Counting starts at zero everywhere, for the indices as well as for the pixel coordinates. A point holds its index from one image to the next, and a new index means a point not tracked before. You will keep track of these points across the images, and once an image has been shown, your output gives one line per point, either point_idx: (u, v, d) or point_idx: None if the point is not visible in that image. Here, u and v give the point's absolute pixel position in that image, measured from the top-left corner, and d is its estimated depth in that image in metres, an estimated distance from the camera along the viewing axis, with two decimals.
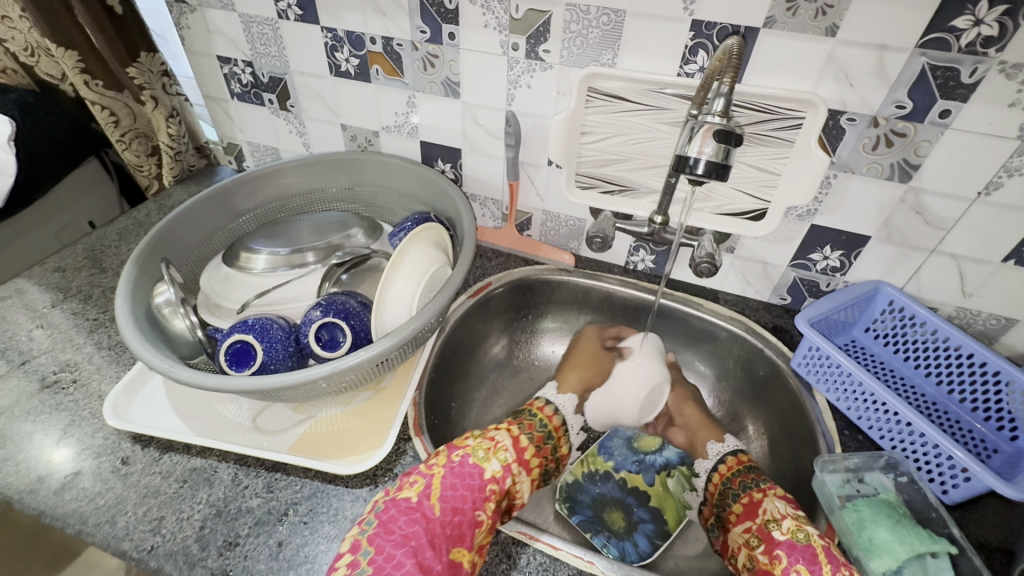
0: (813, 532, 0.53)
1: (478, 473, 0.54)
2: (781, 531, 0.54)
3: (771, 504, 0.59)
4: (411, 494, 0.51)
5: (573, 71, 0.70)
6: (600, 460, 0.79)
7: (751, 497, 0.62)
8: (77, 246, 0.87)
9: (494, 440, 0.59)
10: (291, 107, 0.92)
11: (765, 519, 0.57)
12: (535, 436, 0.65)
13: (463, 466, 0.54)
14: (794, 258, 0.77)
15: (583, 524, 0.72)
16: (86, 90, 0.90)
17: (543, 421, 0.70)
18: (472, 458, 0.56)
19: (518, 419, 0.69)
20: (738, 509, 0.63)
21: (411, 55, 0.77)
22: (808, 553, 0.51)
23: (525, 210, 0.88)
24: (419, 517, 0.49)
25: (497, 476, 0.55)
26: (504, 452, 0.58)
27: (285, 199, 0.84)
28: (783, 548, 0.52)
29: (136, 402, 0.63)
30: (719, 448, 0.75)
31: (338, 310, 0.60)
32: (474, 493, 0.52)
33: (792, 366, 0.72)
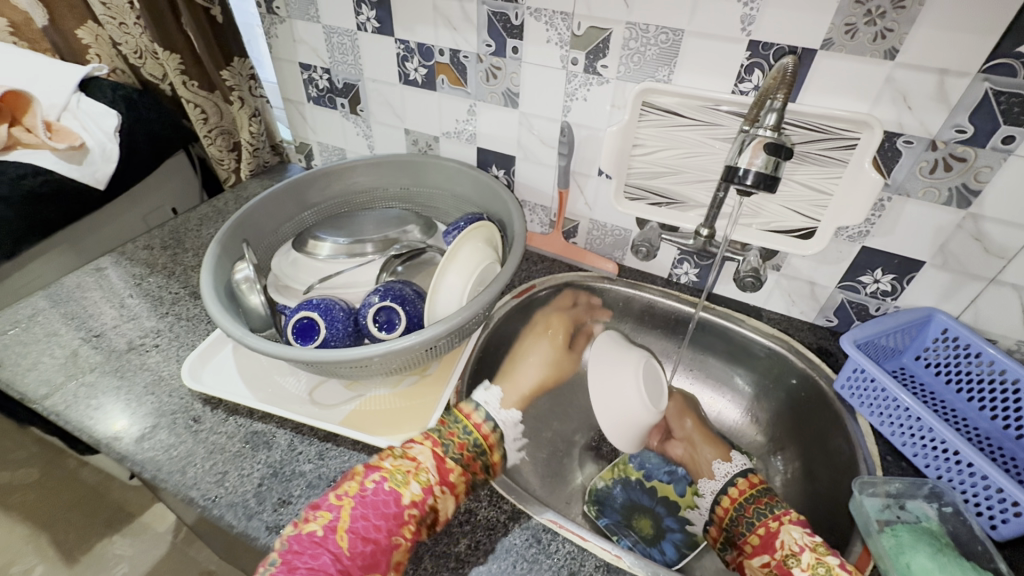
0: (833, 564, 0.52)
1: (394, 499, 0.52)
2: (800, 567, 0.53)
3: (788, 535, 0.57)
4: (317, 527, 0.49)
5: (629, 86, 0.73)
6: (632, 467, 0.82)
7: (768, 528, 0.60)
8: (164, 228, 0.97)
9: (413, 462, 0.57)
10: (360, 111, 1.00)
11: (784, 554, 0.56)
12: (458, 449, 0.61)
13: (376, 495, 0.52)
14: (842, 280, 0.76)
15: (608, 527, 0.74)
16: (183, 90, 1.00)
17: (469, 430, 0.64)
18: (388, 484, 0.54)
19: (440, 432, 0.63)
20: (753, 539, 0.61)
21: (475, 66, 0.82)
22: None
23: (572, 218, 0.91)
24: (325, 552, 0.47)
25: (416, 499, 0.53)
26: (426, 474, 0.56)
27: (350, 195, 0.91)
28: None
29: (209, 367, 0.70)
30: (727, 468, 0.74)
31: (395, 296, 0.64)
32: (389, 521, 0.51)
33: (835, 389, 0.72)
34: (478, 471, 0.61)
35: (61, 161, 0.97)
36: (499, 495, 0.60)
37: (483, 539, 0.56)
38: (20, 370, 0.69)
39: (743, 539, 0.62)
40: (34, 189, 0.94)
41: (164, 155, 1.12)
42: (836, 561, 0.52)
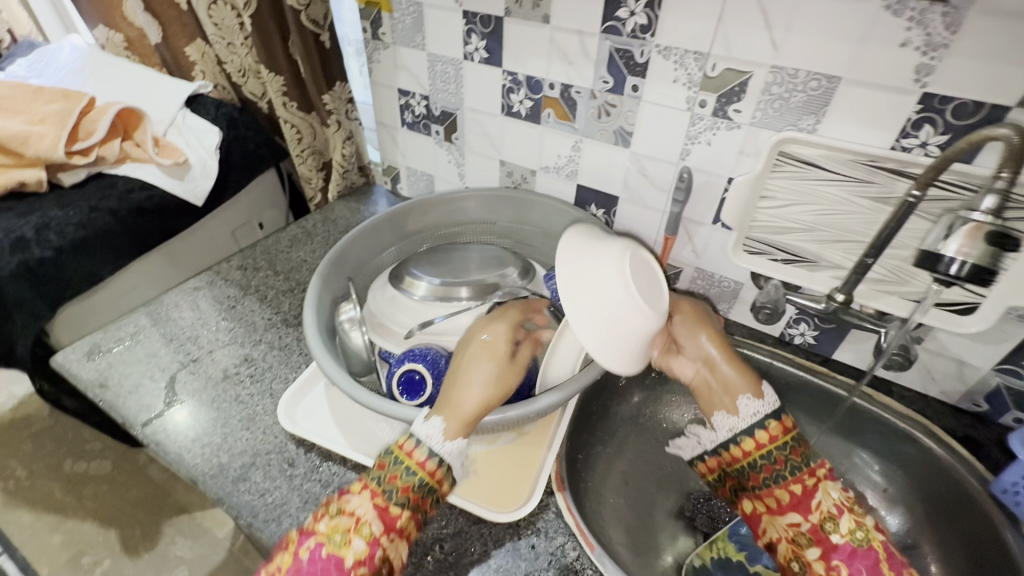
0: (868, 529, 0.53)
1: (333, 563, 0.45)
2: (840, 533, 0.52)
3: (825, 497, 0.54)
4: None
5: (763, 133, 0.66)
6: (732, 547, 0.70)
7: (803, 486, 0.55)
8: (257, 248, 0.97)
9: (352, 515, 0.48)
10: (455, 139, 0.97)
11: (822, 518, 0.53)
12: (406, 493, 0.50)
13: (311, 566, 0.45)
14: (1000, 362, 0.66)
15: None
16: (282, 110, 1.01)
17: (410, 470, 0.51)
18: (325, 548, 0.46)
19: (376, 473, 0.51)
20: (779, 493, 0.56)
21: (587, 103, 0.78)
22: (871, 562, 0.51)
23: (676, 265, 0.85)
24: None
25: (361, 558, 0.46)
26: (368, 527, 0.47)
27: (452, 223, 0.90)
28: (848, 559, 0.51)
29: (303, 405, 0.69)
30: (755, 406, 0.59)
31: None
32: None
33: (993, 492, 0.61)
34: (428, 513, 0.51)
35: (165, 176, 1.00)
36: None
37: None
38: (122, 393, 0.70)
39: (765, 493, 0.56)
40: (141, 204, 0.97)
41: (258, 172, 1.14)
42: (870, 524, 0.53)
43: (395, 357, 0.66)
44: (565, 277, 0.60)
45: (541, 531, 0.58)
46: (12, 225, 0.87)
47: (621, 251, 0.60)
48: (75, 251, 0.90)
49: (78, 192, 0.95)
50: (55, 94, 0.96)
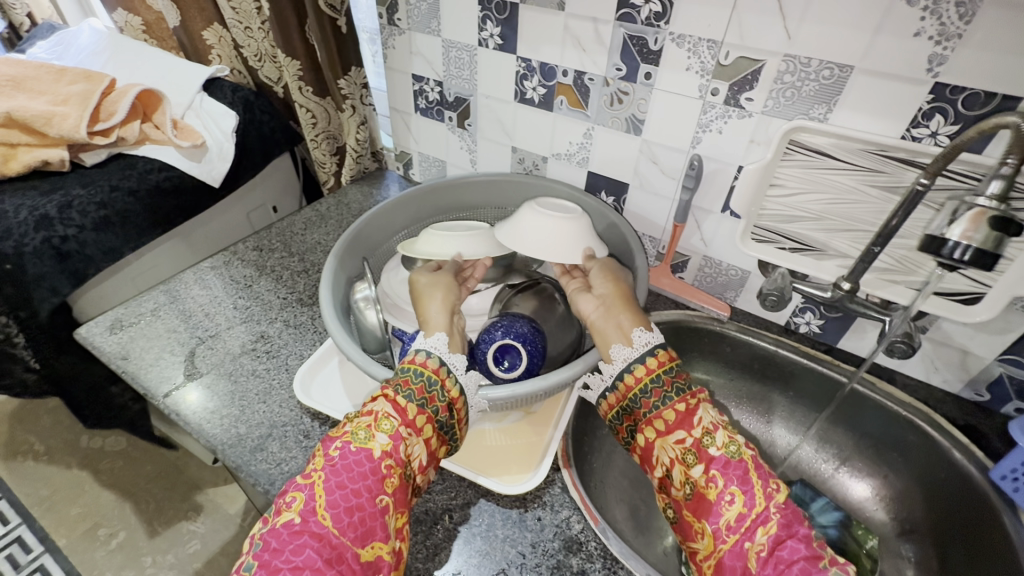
0: (742, 444, 0.51)
1: (365, 455, 0.46)
2: (716, 445, 0.50)
3: (704, 414, 0.53)
4: (293, 514, 0.43)
5: (775, 121, 0.67)
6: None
7: (687, 405, 0.53)
8: (272, 229, 0.99)
9: (371, 413, 0.50)
10: (467, 125, 0.98)
11: (700, 434, 0.51)
12: (416, 389, 0.52)
13: (343, 460, 0.46)
14: (1004, 352, 0.67)
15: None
16: (298, 95, 1.03)
17: (419, 372, 0.53)
18: (353, 445, 0.47)
19: (387, 383, 0.53)
20: (666, 415, 0.54)
21: (600, 90, 0.79)
22: (742, 470, 0.49)
23: (684, 253, 0.86)
24: (308, 539, 0.41)
25: (388, 450, 0.47)
26: (388, 421, 0.49)
27: (461, 207, 0.91)
28: (723, 469, 0.49)
29: (318, 380, 0.71)
30: (648, 337, 0.59)
31: (517, 334, 0.64)
32: (369, 478, 0.45)
33: (992, 478, 0.62)
34: (439, 410, 0.53)
35: (184, 158, 1.02)
36: (614, 557, 0.55)
37: None
38: (144, 365, 0.72)
39: (653, 416, 0.54)
40: (159, 184, 0.99)
41: (273, 156, 1.16)
42: (742, 440, 0.52)
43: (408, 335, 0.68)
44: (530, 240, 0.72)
45: (547, 504, 0.60)
46: (37, 203, 0.89)
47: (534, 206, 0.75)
48: (97, 230, 0.92)
49: (99, 172, 0.97)
50: (76, 76, 0.99)
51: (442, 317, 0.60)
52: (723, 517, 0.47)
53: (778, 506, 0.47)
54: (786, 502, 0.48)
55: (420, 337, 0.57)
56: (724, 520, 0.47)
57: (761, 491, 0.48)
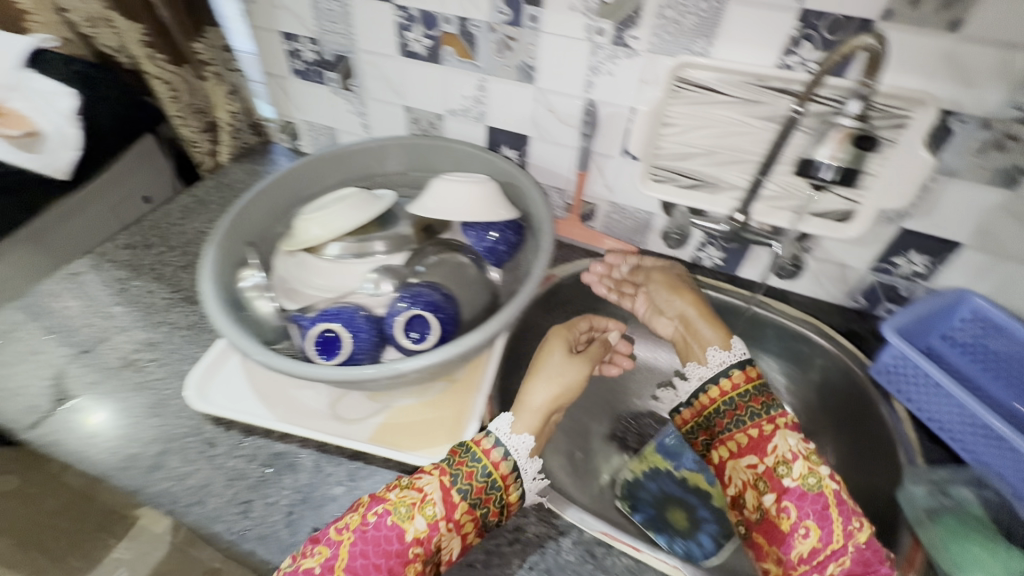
0: (825, 476, 0.53)
1: (395, 536, 0.47)
2: (792, 477, 0.54)
3: (783, 441, 0.55)
4: (314, 563, 0.46)
5: (660, 59, 0.67)
6: (660, 458, 0.80)
7: (762, 431, 0.57)
8: (142, 223, 0.87)
9: (421, 493, 0.49)
10: (353, 86, 0.91)
11: (774, 462, 0.55)
12: (475, 487, 0.50)
13: (377, 532, 0.47)
14: (875, 262, 0.74)
15: (647, 516, 0.73)
16: (148, 65, 0.88)
17: (486, 468, 0.51)
18: (391, 518, 0.48)
19: (451, 460, 0.52)
20: (739, 438, 0.58)
21: (486, 37, 0.74)
22: (820, 505, 0.52)
23: (590, 201, 0.86)
24: None
25: (420, 538, 0.47)
26: (432, 508, 0.48)
27: (353, 178, 0.84)
28: (796, 501, 0.53)
29: (217, 381, 0.64)
30: (723, 356, 0.63)
31: (425, 303, 0.60)
32: (392, 559, 0.46)
33: (872, 374, 0.70)
34: (490, 512, 0.51)
35: (16, 149, 0.85)
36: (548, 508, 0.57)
37: (537, 560, 0.54)
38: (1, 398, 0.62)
39: (727, 437, 0.58)
40: None
41: (132, 139, 1.01)
42: (826, 470, 0.54)
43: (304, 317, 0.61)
44: (450, 204, 0.71)
45: None
46: None
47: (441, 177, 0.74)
48: None
49: None
50: None
51: (535, 416, 0.55)
52: (795, 548, 0.52)
53: (856, 545, 0.51)
54: (868, 540, 0.51)
55: (506, 427, 0.54)
56: (796, 550, 0.52)
57: (839, 527, 0.51)
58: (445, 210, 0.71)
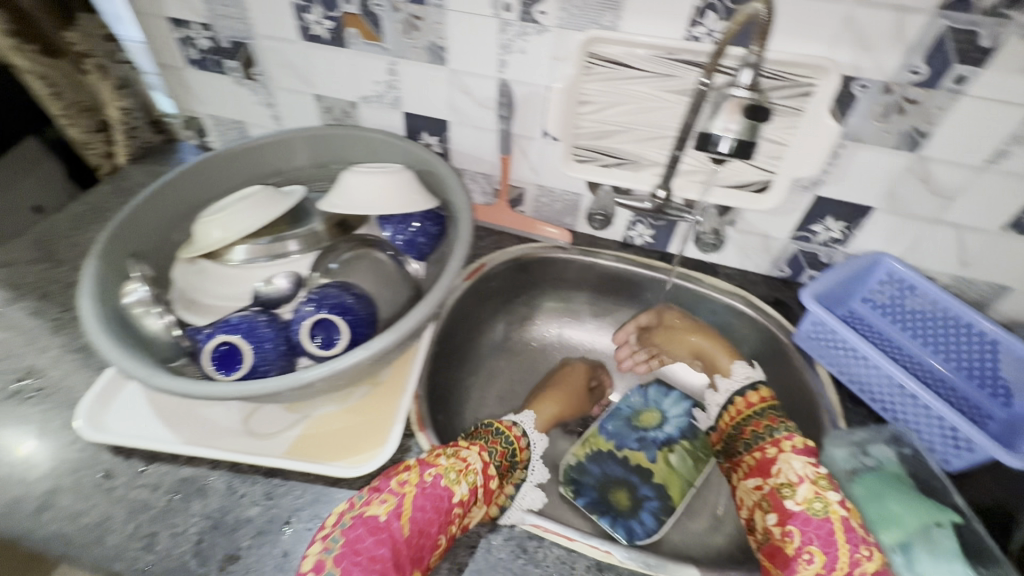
0: (832, 501, 0.53)
1: (448, 495, 0.51)
2: (796, 500, 0.54)
3: (787, 464, 0.57)
4: (381, 512, 0.49)
5: (571, 34, 0.64)
6: (602, 441, 0.79)
7: (764, 452, 0.60)
8: (25, 237, 0.79)
9: (466, 462, 0.55)
10: (257, 75, 0.84)
11: (780, 483, 0.56)
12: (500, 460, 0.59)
13: (433, 491, 0.51)
14: (795, 231, 0.75)
15: (590, 500, 0.72)
16: (15, 57, 0.77)
17: (509, 439, 0.62)
18: (443, 480, 0.52)
19: (482, 436, 0.61)
20: (748, 461, 0.61)
21: (391, 17, 0.70)
22: (825, 531, 0.51)
23: (518, 185, 0.83)
24: (386, 539, 0.47)
25: (464, 500, 0.52)
26: (474, 475, 0.54)
27: (259, 176, 0.79)
28: (799, 524, 0.53)
29: (113, 409, 0.59)
30: (745, 371, 0.69)
31: (332, 305, 0.57)
32: (441, 516, 0.50)
33: (795, 340, 0.72)
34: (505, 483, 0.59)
35: None
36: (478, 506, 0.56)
37: (467, 561, 0.53)
38: None
39: (737, 459, 0.62)
40: None
41: None
42: (835, 497, 0.53)
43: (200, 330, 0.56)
44: (360, 196, 0.67)
45: None
46: None
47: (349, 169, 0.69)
48: None
49: None
50: None
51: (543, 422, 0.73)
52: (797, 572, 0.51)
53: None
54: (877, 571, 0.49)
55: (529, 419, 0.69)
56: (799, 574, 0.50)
57: (846, 554, 0.50)
58: (356, 202, 0.67)
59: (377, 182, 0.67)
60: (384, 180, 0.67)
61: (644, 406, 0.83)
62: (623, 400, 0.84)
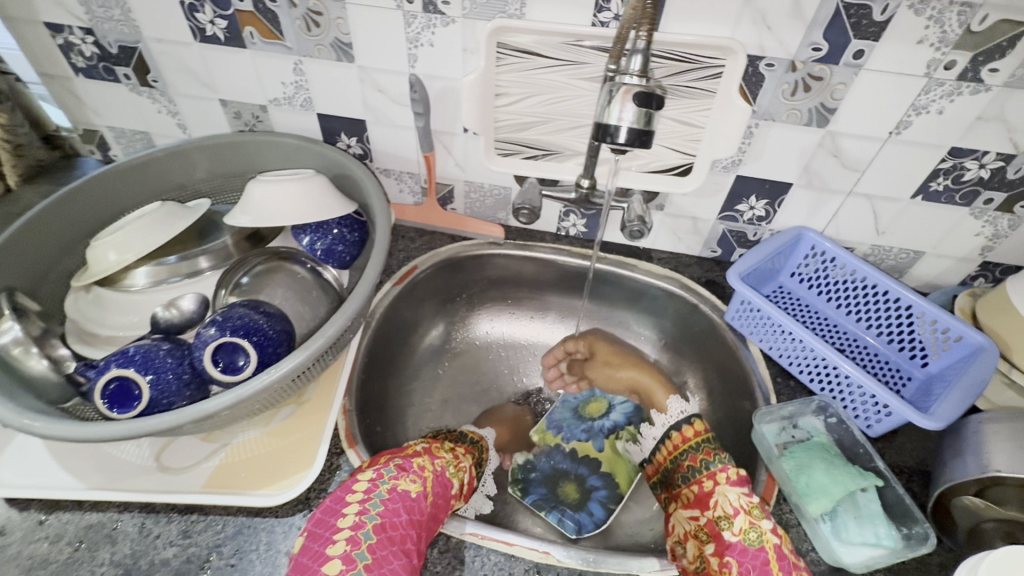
0: (766, 529, 0.52)
1: (450, 487, 0.55)
2: (733, 531, 0.53)
3: (722, 497, 0.56)
4: (412, 489, 0.51)
5: (478, 25, 0.62)
6: (550, 433, 0.81)
7: (702, 486, 0.59)
8: None
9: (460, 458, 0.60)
10: (153, 82, 0.78)
11: (717, 515, 0.55)
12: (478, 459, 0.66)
13: (443, 478, 0.55)
14: (722, 211, 0.76)
15: (540, 493, 0.73)
16: None
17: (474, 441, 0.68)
18: (448, 471, 0.57)
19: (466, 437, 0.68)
20: (688, 494, 0.61)
21: (289, 13, 0.65)
22: (760, 561, 0.50)
23: (445, 182, 0.81)
24: (416, 516, 0.50)
25: (459, 493, 0.57)
26: (465, 472, 0.60)
27: (160, 191, 0.75)
28: (735, 555, 0.52)
29: (4, 461, 0.54)
30: (681, 406, 0.77)
31: (235, 328, 0.53)
32: (446, 505, 0.54)
33: (727, 320, 0.73)
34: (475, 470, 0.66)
35: None
36: None
37: None
38: None
39: (679, 492, 0.62)
40: None
41: None
42: (770, 524, 0.53)
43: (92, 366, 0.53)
44: (267, 207, 0.64)
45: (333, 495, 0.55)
46: None
47: (255, 179, 0.66)
48: None
49: None
50: None
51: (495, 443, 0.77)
52: None
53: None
54: None
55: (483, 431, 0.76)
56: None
57: None
58: (263, 213, 0.63)
59: (284, 190, 0.64)
60: (292, 188, 0.64)
61: (592, 396, 0.84)
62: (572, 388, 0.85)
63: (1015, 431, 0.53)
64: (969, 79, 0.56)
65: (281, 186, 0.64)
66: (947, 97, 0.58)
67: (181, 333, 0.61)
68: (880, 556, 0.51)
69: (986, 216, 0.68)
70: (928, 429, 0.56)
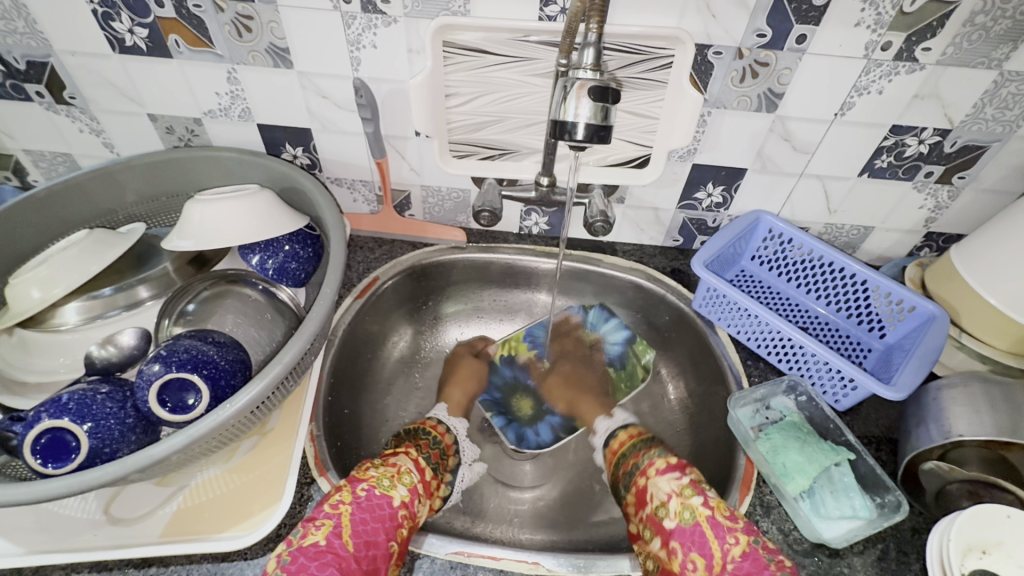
0: (696, 505, 0.54)
1: (386, 502, 0.52)
2: (670, 516, 0.55)
3: (656, 488, 0.58)
4: (319, 537, 0.48)
5: (422, 23, 0.59)
6: (524, 346, 0.83)
7: (637, 484, 0.61)
8: None
9: (395, 469, 0.57)
10: (70, 99, 0.71)
11: (654, 507, 0.57)
12: (433, 453, 0.65)
13: (371, 501, 0.51)
14: (681, 200, 0.76)
15: (489, 403, 0.79)
16: None
17: (437, 438, 0.68)
18: (378, 489, 0.53)
19: (412, 433, 0.68)
20: (629, 497, 0.61)
21: (216, 18, 0.61)
22: (697, 535, 0.52)
23: (400, 188, 0.78)
24: (332, 560, 0.46)
25: (406, 500, 0.54)
26: (408, 477, 0.57)
27: (87, 218, 0.69)
28: (676, 538, 0.53)
29: None
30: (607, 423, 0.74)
31: (183, 362, 0.50)
32: (386, 523, 0.51)
33: (694, 308, 0.73)
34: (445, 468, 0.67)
35: None
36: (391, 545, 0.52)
37: None
38: None
39: (624, 499, 0.62)
40: None
41: None
42: (699, 498, 0.55)
43: (21, 421, 0.48)
44: (212, 230, 0.59)
45: None
46: None
47: (194, 199, 0.61)
48: None
49: None
50: None
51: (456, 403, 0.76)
52: None
53: (734, 562, 0.49)
54: (746, 553, 0.50)
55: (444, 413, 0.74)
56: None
57: (718, 551, 0.50)
58: (209, 236, 0.59)
59: (228, 210, 0.60)
60: (238, 207, 0.60)
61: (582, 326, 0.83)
62: (562, 315, 0.84)
63: (970, 394, 0.55)
64: (905, 58, 0.58)
65: (225, 206, 0.60)
66: (886, 77, 0.60)
67: (122, 371, 0.57)
68: (858, 527, 0.53)
69: (927, 189, 0.71)
70: (892, 400, 0.58)
